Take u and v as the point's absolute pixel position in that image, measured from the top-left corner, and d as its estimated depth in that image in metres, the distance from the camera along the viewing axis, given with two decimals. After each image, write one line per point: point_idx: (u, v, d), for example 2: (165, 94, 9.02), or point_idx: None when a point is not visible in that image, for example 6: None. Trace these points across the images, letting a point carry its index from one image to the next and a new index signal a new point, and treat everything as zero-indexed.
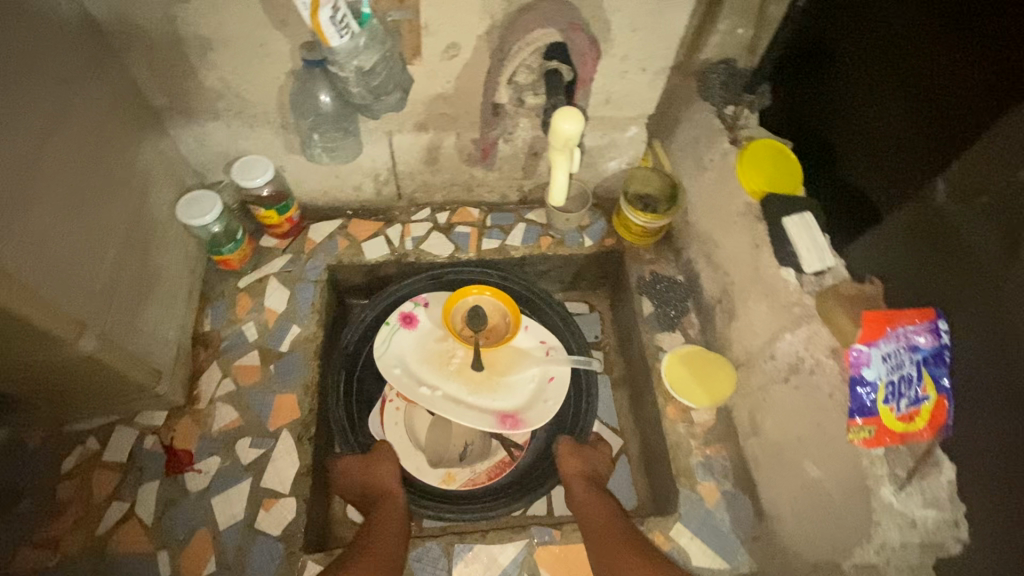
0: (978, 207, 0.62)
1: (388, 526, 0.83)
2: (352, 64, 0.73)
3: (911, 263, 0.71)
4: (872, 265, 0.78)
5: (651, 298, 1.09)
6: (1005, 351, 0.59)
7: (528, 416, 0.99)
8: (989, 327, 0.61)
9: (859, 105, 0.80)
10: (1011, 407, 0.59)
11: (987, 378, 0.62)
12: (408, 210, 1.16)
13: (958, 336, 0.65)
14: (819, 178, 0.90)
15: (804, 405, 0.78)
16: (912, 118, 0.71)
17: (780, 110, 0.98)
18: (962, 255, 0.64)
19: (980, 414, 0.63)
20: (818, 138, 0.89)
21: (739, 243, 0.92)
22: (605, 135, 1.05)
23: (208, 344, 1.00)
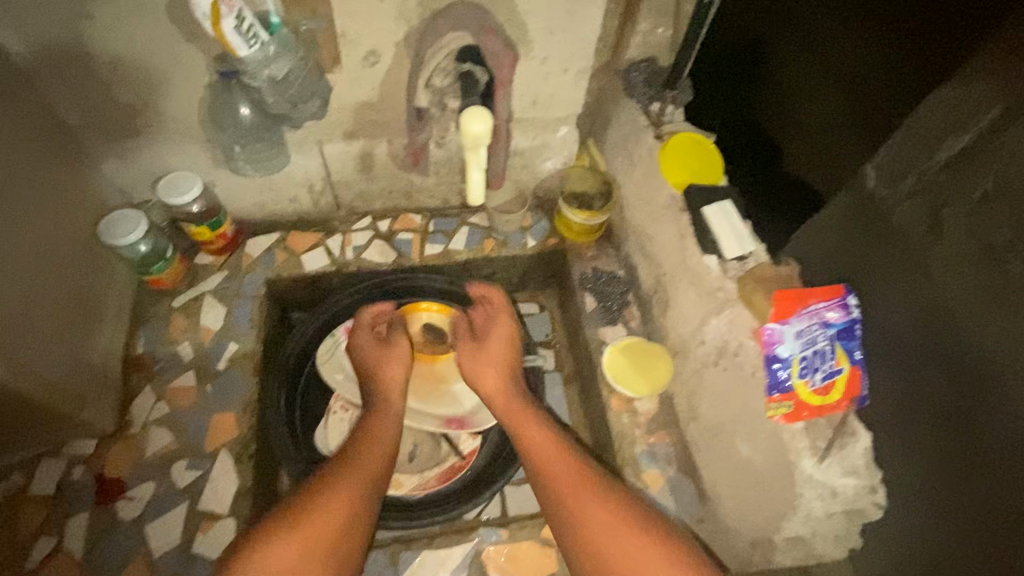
0: (904, 190, 0.62)
1: (386, 433, 0.87)
2: (264, 73, 0.72)
3: (843, 249, 0.72)
4: (803, 251, 0.78)
5: (593, 294, 1.11)
6: (932, 324, 0.62)
7: (476, 418, 1.02)
8: (916, 302, 0.63)
9: (785, 93, 0.79)
10: (938, 373, 0.61)
11: (914, 350, 0.64)
12: (348, 219, 1.15)
13: (886, 312, 0.67)
14: (747, 168, 0.89)
15: (732, 386, 0.80)
16: (835, 103, 0.70)
17: (707, 102, 0.97)
18: (892, 237, 0.65)
19: (909, 384, 0.65)
20: (747, 128, 0.89)
21: (668, 235, 0.94)
22: (537, 137, 1.07)
23: (140, 367, 0.97)
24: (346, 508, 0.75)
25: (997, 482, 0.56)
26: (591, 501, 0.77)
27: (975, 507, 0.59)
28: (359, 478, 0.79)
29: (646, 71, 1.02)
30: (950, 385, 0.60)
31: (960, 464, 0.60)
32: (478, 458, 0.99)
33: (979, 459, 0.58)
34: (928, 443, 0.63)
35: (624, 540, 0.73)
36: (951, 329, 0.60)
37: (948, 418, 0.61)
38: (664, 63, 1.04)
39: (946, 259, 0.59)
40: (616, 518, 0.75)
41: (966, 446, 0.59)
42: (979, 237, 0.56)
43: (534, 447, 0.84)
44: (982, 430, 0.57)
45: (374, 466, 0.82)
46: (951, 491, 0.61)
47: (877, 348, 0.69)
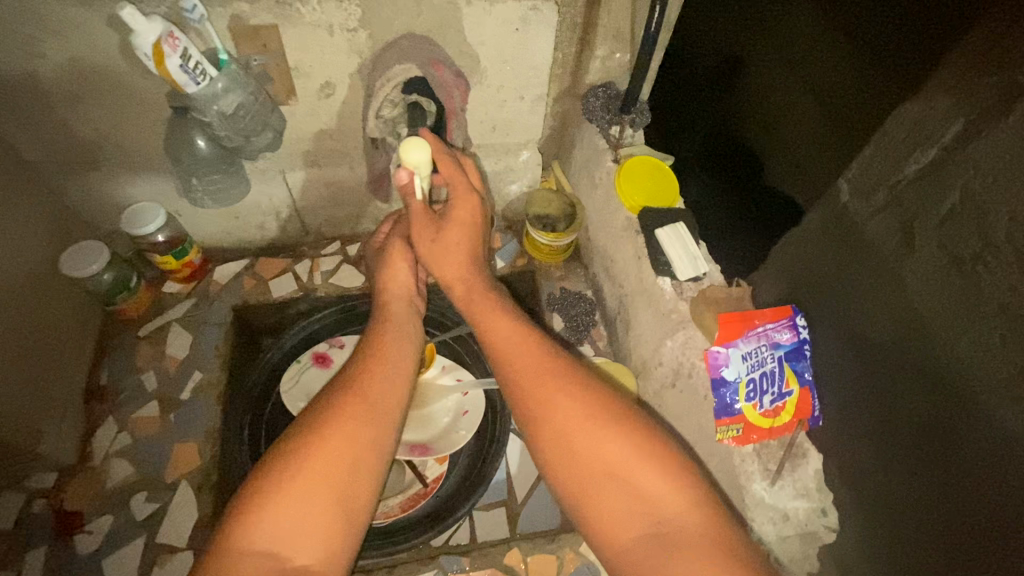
0: (879, 201, 0.62)
1: (392, 353, 0.78)
2: (213, 108, 0.75)
3: (822, 263, 0.71)
4: (785, 269, 0.78)
5: (560, 314, 1.11)
6: (905, 336, 0.60)
7: (438, 445, 1.00)
8: (891, 313, 0.62)
9: (762, 109, 0.80)
10: (909, 387, 0.60)
11: (886, 364, 0.62)
12: (316, 244, 1.16)
13: (863, 325, 0.66)
14: (727, 186, 0.90)
15: (688, 407, 0.80)
16: (812, 118, 0.70)
17: (685, 124, 0.99)
18: (867, 247, 0.64)
19: (884, 400, 0.63)
20: (726, 146, 0.89)
21: (627, 256, 0.95)
22: (499, 160, 1.08)
23: (104, 398, 0.97)
24: (351, 435, 0.67)
25: (967, 501, 0.54)
26: (559, 403, 0.65)
27: (946, 529, 0.57)
28: (365, 404, 0.71)
29: (604, 95, 1.04)
30: (921, 399, 0.58)
31: (931, 481, 0.58)
32: (449, 482, 0.99)
33: (950, 477, 0.56)
34: (900, 461, 0.62)
35: (606, 445, 0.62)
36: (922, 341, 0.58)
37: (918, 434, 0.59)
38: (622, 86, 1.06)
39: (919, 270, 0.58)
40: (598, 421, 0.63)
41: (936, 465, 0.57)
42: (947, 248, 0.55)
43: (495, 339, 0.73)
44: (952, 444, 0.55)
45: (379, 391, 0.73)
46: (920, 511, 0.59)
47: (852, 362, 0.68)
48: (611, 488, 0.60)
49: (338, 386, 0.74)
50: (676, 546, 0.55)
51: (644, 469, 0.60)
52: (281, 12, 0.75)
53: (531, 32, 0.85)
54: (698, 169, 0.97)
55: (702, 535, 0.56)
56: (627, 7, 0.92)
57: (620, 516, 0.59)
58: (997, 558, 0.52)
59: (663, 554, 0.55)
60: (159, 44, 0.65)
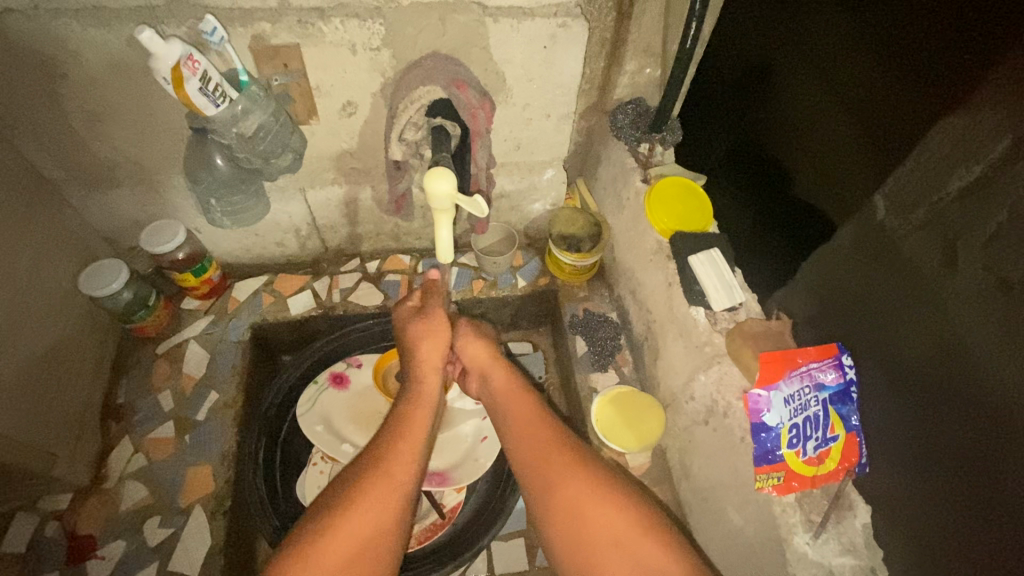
0: (918, 217, 0.57)
1: (419, 432, 0.79)
2: (232, 131, 0.73)
3: (852, 279, 0.65)
4: (815, 285, 0.72)
5: (583, 337, 1.07)
6: (946, 361, 0.54)
7: (457, 474, 0.97)
8: (929, 335, 0.56)
9: (794, 118, 0.76)
10: (953, 416, 0.54)
11: (929, 390, 0.56)
12: (335, 261, 1.14)
13: (900, 347, 0.60)
14: (757, 200, 0.85)
15: (722, 447, 0.76)
16: (846, 127, 0.66)
17: (712, 135, 0.94)
18: (902, 268, 0.59)
19: (926, 429, 0.57)
20: (756, 156, 0.85)
21: (656, 282, 0.91)
22: (522, 179, 1.05)
23: (120, 417, 0.96)
24: (373, 523, 0.70)
25: (1014, 544, 0.49)
26: (569, 479, 0.72)
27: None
28: (387, 490, 0.72)
29: (633, 112, 1.00)
30: (964, 429, 0.53)
31: (979, 519, 0.52)
32: (463, 512, 0.95)
33: (998, 517, 0.50)
34: (947, 499, 0.55)
35: (614, 521, 0.69)
36: (967, 367, 0.52)
37: (964, 467, 0.53)
38: (652, 103, 1.02)
39: (960, 294, 0.53)
40: (603, 498, 0.71)
41: (981, 501, 0.52)
42: (993, 269, 0.50)
43: (517, 427, 0.80)
44: (1000, 481, 0.50)
45: (401, 475, 0.74)
46: (969, 556, 0.53)
47: (890, 386, 0.62)
48: (614, 558, 0.67)
49: (363, 464, 0.75)
50: None
51: (646, 541, 0.68)
52: (303, 32, 0.73)
53: (559, 50, 0.81)
54: (728, 183, 0.92)
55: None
56: (659, 22, 0.89)
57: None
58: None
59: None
60: (179, 68, 0.64)
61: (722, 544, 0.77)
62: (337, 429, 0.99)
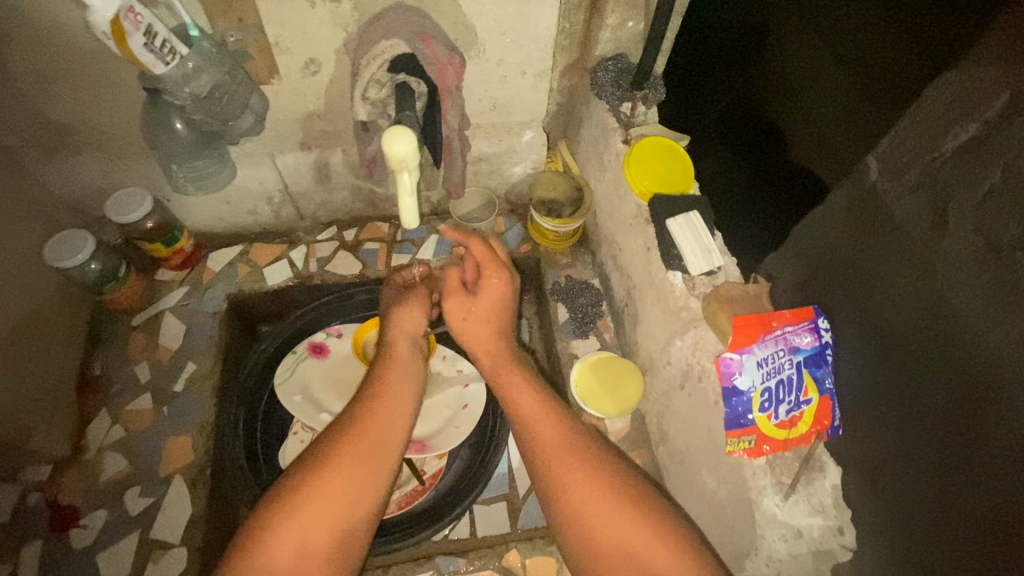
0: (910, 180, 0.54)
1: (396, 391, 0.82)
2: (185, 91, 0.69)
3: (841, 243, 0.63)
4: (801, 252, 0.70)
5: (564, 304, 1.06)
6: (930, 325, 0.53)
7: (437, 441, 0.96)
8: (914, 297, 0.55)
9: (791, 79, 0.72)
10: (933, 381, 0.53)
11: (915, 353, 0.55)
12: (312, 230, 1.12)
13: (886, 312, 0.58)
14: (750, 169, 0.82)
15: (696, 410, 0.76)
16: (840, 88, 0.63)
17: (708, 100, 0.90)
18: (892, 234, 0.57)
19: (909, 390, 0.56)
20: (752, 121, 0.81)
21: (635, 246, 0.89)
22: (500, 142, 1.01)
23: (98, 389, 0.95)
24: (352, 480, 0.72)
25: (994, 501, 0.48)
26: (564, 463, 0.72)
27: (967, 529, 0.51)
28: (366, 451, 0.74)
29: (613, 69, 0.96)
30: (947, 396, 0.52)
31: (955, 479, 0.52)
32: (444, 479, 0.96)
33: (972, 479, 0.50)
34: (931, 460, 0.54)
35: (623, 528, 0.67)
36: (952, 335, 0.51)
37: (942, 429, 0.53)
38: (634, 59, 0.98)
39: (950, 258, 0.51)
40: (618, 509, 0.68)
41: (957, 463, 0.52)
42: (983, 232, 0.49)
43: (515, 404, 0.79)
44: (979, 437, 0.49)
45: (381, 440, 0.76)
46: (942, 511, 0.53)
47: (876, 351, 0.60)
48: (623, 566, 0.66)
49: (342, 425, 0.77)
50: None
51: (653, 546, 0.66)
52: None
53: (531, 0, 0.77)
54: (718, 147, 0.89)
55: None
56: None
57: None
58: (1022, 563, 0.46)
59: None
60: (118, 21, 0.59)
61: (695, 505, 0.78)
62: (316, 399, 0.98)
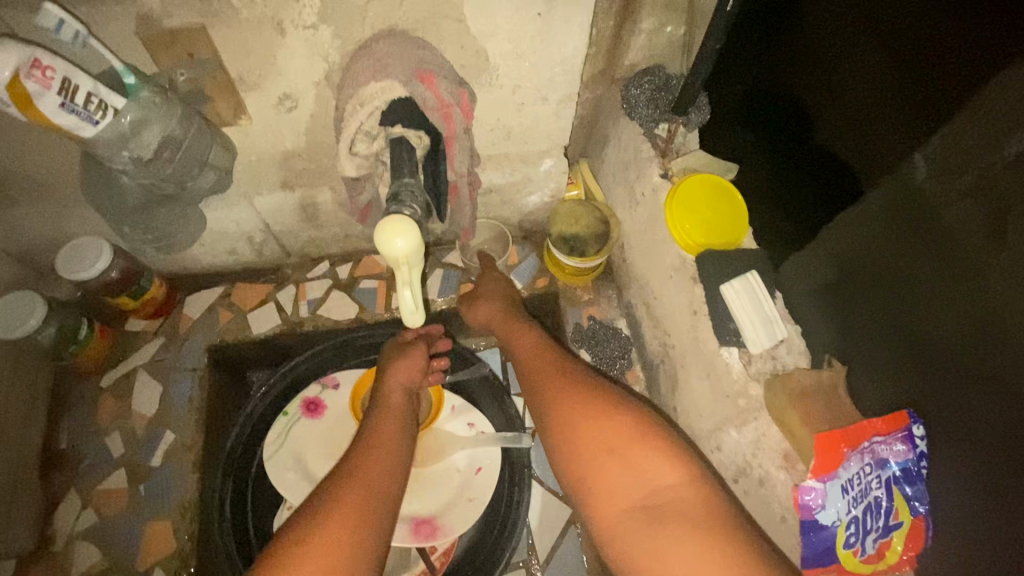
0: (965, 182, 0.45)
1: (393, 436, 0.74)
2: (123, 154, 0.56)
3: (870, 239, 0.55)
4: (828, 248, 0.61)
5: (588, 352, 0.94)
6: (982, 341, 0.45)
7: (446, 520, 0.86)
8: (964, 309, 0.47)
9: (819, 50, 0.60)
10: (985, 407, 0.46)
11: (964, 374, 0.48)
12: (301, 266, 0.99)
13: (924, 322, 0.50)
14: (778, 169, 0.70)
15: (753, 514, 0.65)
16: (881, 70, 0.52)
17: (734, 78, 0.76)
18: (939, 238, 0.48)
19: (959, 419, 0.49)
20: (779, 105, 0.69)
21: (676, 303, 0.77)
22: (515, 172, 0.86)
23: (64, 466, 0.84)
24: (353, 525, 0.61)
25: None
26: (558, 386, 0.67)
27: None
28: (367, 493, 0.64)
29: (650, 85, 0.81)
30: (996, 425, 0.45)
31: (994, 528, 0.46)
32: (454, 562, 0.85)
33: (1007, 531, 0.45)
34: (992, 522, 0.47)
35: (614, 427, 0.60)
36: (1001, 359, 0.44)
37: (991, 470, 0.46)
38: (672, 70, 0.83)
39: (1008, 270, 0.43)
40: (605, 411, 0.62)
41: (993, 513, 0.46)
42: None
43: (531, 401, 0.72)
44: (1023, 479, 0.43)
45: (379, 479, 0.67)
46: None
47: (911, 368, 0.53)
48: (616, 469, 0.58)
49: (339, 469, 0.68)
50: (667, 517, 0.54)
51: (650, 452, 0.58)
52: (207, 9, 0.53)
53: (556, 17, 0.62)
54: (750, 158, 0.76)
55: (710, 506, 0.54)
56: None
57: (621, 500, 0.57)
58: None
59: (652, 523, 0.54)
60: (20, 82, 0.45)
61: None
62: (313, 473, 0.87)
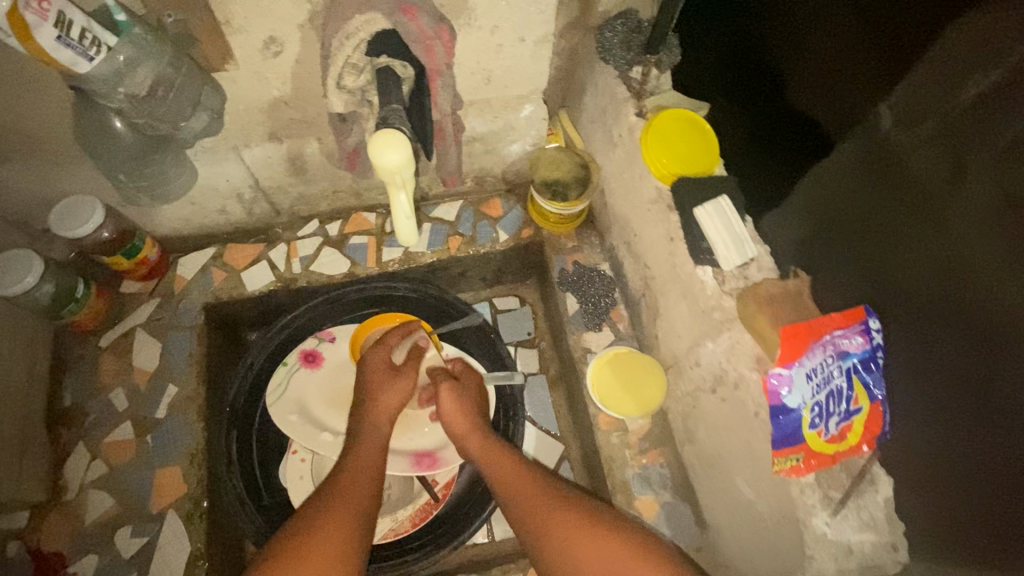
0: (927, 131, 0.49)
1: (373, 461, 0.76)
2: (117, 92, 0.59)
3: (849, 197, 0.58)
4: (803, 208, 0.65)
5: (574, 294, 0.98)
6: (945, 277, 0.49)
7: (447, 453, 0.90)
8: (928, 253, 0.50)
9: (784, 10, 0.64)
10: (947, 334, 0.49)
11: (932, 314, 0.51)
12: (291, 225, 1.01)
13: (895, 267, 0.54)
14: (754, 120, 0.73)
15: (730, 417, 0.70)
16: (842, 24, 0.56)
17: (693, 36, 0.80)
18: (905, 190, 0.52)
19: (924, 354, 0.52)
20: (742, 59, 0.72)
21: (655, 235, 0.81)
22: (496, 119, 0.89)
23: (70, 422, 0.87)
24: (333, 548, 0.64)
25: (990, 454, 0.47)
26: (528, 479, 0.74)
27: (964, 479, 0.49)
28: (348, 516, 0.68)
29: (621, 29, 0.84)
30: (958, 350, 0.48)
31: (964, 428, 0.49)
32: (455, 492, 0.90)
33: (972, 429, 0.48)
34: (957, 434, 0.50)
35: (602, 544, 0.65)
36: (964, 289, 0.47)
37: (954, 378, 0.49)
38: (646, 15, 0.85)
39: (965, 211, 0.47)
40: (602, 534, 0.66)
41: (961, 419, 0.49)
42: (1000, 181, 0.44)
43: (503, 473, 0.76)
44: (991, 380, 0.46)
45: (360, 506, 0.70)
46: (949, 466, 0.51)
47: (885, 296, 0.56)
48: None
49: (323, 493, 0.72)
50: None
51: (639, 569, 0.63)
52: None
53: None
54: (718, 96, 0.79)
55: None
56: None
57: None
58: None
59: None
60: (19, 13, 0.49)
61: (730, 515, 0.74)
62: (313, 416, 0.90)
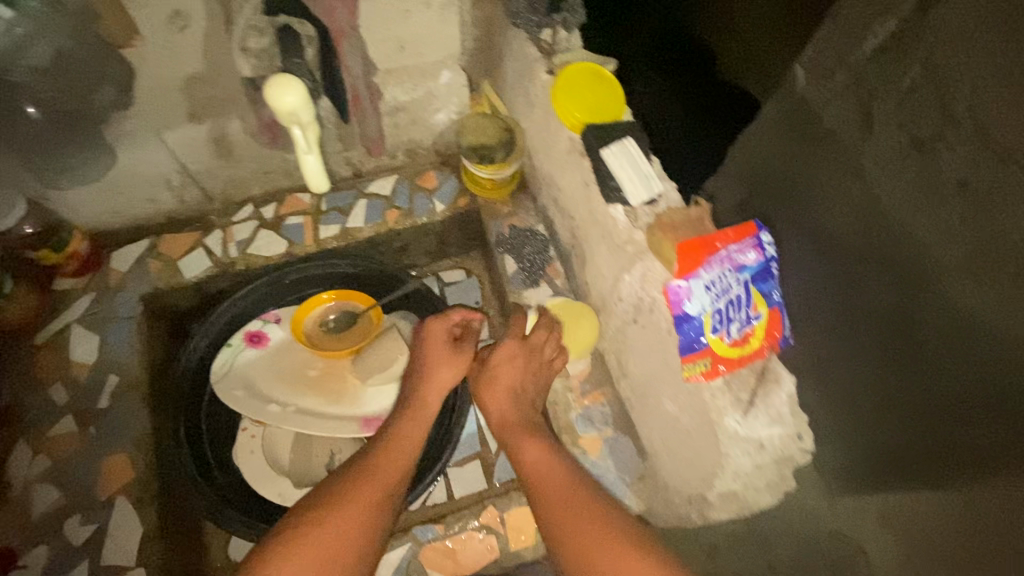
0: (837, 85, 0.47)
1: (405, 445, 0.75)
2: (22, 64, 0.70)
3: (781, 159, 0.56)
4: (735, 171, 0.62)
5: (511, 255, 1.01)
6: (868, 225, 0.49)
7: None
8: (851, 202, 0.50)
9: None
10: (877, 274, 0.50)
11: (855, 258, 0.51)
12: (225, 211, 1.01)
13: (825, 218, 0.53)
14: (662, 81, 0.71)
15: (652, 341, 0.75)
16: None
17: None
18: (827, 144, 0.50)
19: (854, 300, 0.53)
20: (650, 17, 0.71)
21: (574, 183, 0.86)
22: (417, 87, 0.96)
23: (9, 422, 0.85)
24: (349, 527, 0.64)
25: (932, 378, 0.47)
26: (551, 464, 0.73)
27: (905, 396, 0.51)
28: (370, 493, 0.68)
29: None
30: (887, 288, 0.49)
31: (898, 360, 0.50)
32: None
33: (907, 360, 0.49)
34: (892, 368, 0.51)
35: (603, 535, 0.63)
36: (888, 232, 0.48)
37: (888, 311, 0.49)
38: None
39: (880, 158, 0.47)
40: (613, 528, 0.63)
41: (902, 356, 0.49)
42: (908, 127, 0.44)
43: (531, 456, 0.75)
44: (918, 312, 0.47)
45: (385, 485, 0.69)
46: (885, 384, 0.52)
47: (812, 242, 0.56)
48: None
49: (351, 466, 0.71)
50: None
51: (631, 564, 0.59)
52: None
53: None
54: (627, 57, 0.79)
55: None
56: None
57: None
58: (1010, 464, 0.42)
59: None
60: None
61: (664, 437, 0.79)
62: (260, 391, 0.93)
